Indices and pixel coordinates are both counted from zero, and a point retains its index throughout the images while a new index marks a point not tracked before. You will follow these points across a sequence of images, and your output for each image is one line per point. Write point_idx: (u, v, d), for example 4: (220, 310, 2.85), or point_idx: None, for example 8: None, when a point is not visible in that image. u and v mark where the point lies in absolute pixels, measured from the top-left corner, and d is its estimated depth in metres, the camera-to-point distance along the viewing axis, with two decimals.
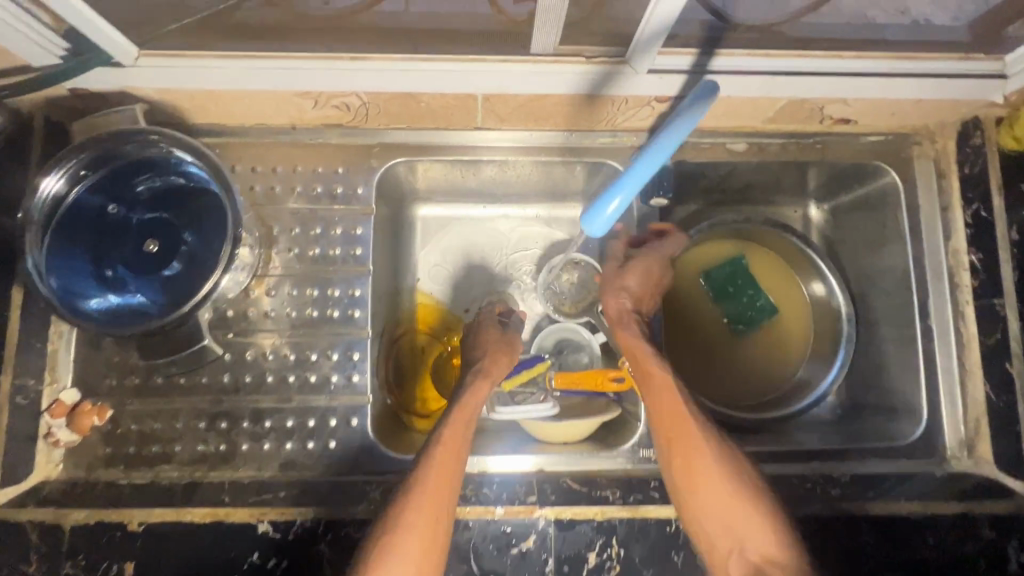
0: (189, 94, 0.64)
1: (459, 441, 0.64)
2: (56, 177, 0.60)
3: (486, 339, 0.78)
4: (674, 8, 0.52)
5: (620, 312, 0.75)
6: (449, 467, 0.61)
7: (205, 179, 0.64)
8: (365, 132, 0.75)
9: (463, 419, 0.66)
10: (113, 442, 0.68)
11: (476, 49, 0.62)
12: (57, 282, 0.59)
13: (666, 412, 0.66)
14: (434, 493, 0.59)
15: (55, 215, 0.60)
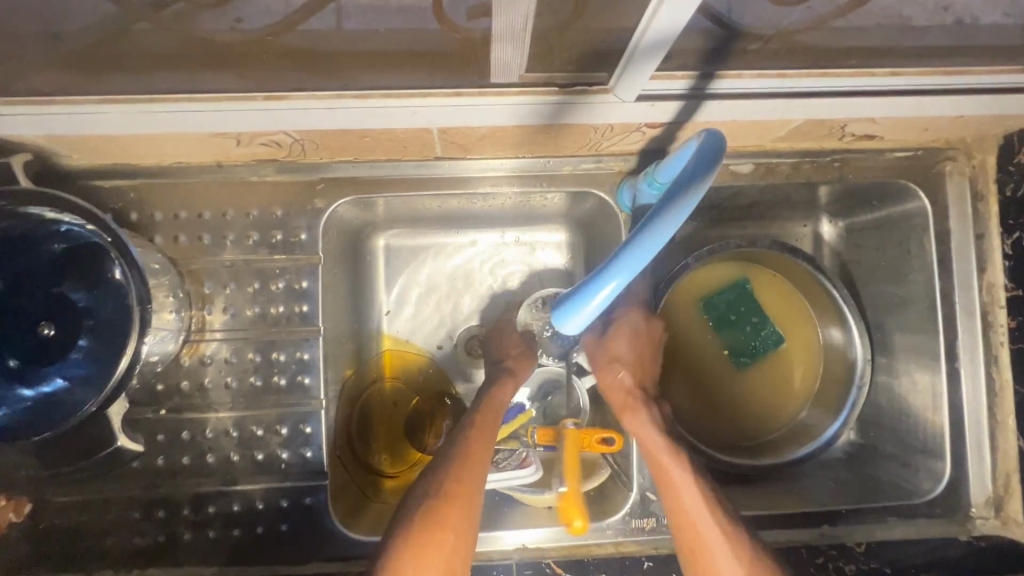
0: (83, 138, 0.54)
1: (481, 460, 0.58)
2: None
3: (508, 347, 0.70)
4: (673, 24, 0.41)
5: (622, 395, 0.63)
6: (470, 492, 0.56)
7: (88, 232, 0.53)
8: (306, 167, 0.64)
9: (483, 433, 0.60)
10: (36, 539, 0.60)
11: (424, 77, 0.50)
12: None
13: (680, 503, 0.57)
14: (455, 524, 0.54)
15: None
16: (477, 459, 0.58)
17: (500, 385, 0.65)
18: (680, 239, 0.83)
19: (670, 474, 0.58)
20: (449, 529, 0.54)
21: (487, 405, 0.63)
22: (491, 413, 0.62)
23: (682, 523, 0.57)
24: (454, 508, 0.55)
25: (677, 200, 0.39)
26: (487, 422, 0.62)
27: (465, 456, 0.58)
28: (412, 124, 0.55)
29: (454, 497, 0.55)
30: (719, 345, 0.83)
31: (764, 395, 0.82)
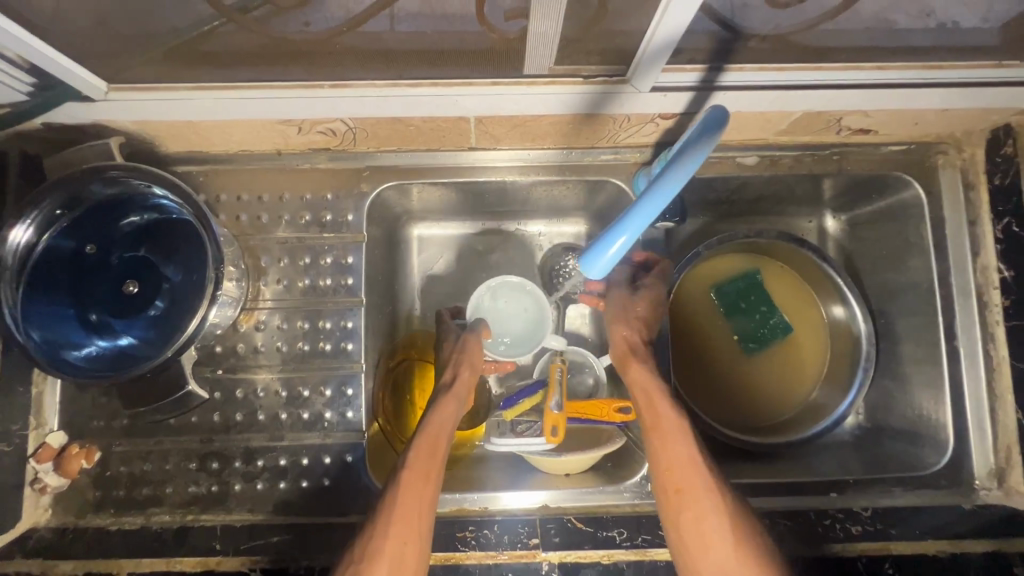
0: (169, 123, 0.62)
1: (419, 499, 0.58)
2: (23, 228, 0.56)
3: (452, 357, 0.72)
4: (675, 29, 0.49)
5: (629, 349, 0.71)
6: (412, 530, 0.57)
7: (180, 211, 0.62)
8: (354, 155, 0.72)
9: (421, 470, 0.60)
10: (102, 485, 0.66)
11: (467, 69, 0.58)
12: (39, 334, 0.56)
13: (676, 466, 0.61)
14: (393, 563, 0.55)
15: (26, 264, 0.57)
16: (417, 495, 0.59)
17: (436, 411, 0.66)
18: (690, 232, 0.88)
19: (662, 438, 0.63)
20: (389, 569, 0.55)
21: (427, 435, 0.63)
22: (429, 445, 0.62)
23: (676, 486, 0.61)
24: (391, 548, 0.56)
25: (687, 154, 0.45)
26: (428, 454, 0.62)
27: (400, 494, 0.58)
28: (452, 113, 0.63)
29: (390, 536, 0.56)
30: (729, 330, 0.88)
31: (774, 379, 0.87)
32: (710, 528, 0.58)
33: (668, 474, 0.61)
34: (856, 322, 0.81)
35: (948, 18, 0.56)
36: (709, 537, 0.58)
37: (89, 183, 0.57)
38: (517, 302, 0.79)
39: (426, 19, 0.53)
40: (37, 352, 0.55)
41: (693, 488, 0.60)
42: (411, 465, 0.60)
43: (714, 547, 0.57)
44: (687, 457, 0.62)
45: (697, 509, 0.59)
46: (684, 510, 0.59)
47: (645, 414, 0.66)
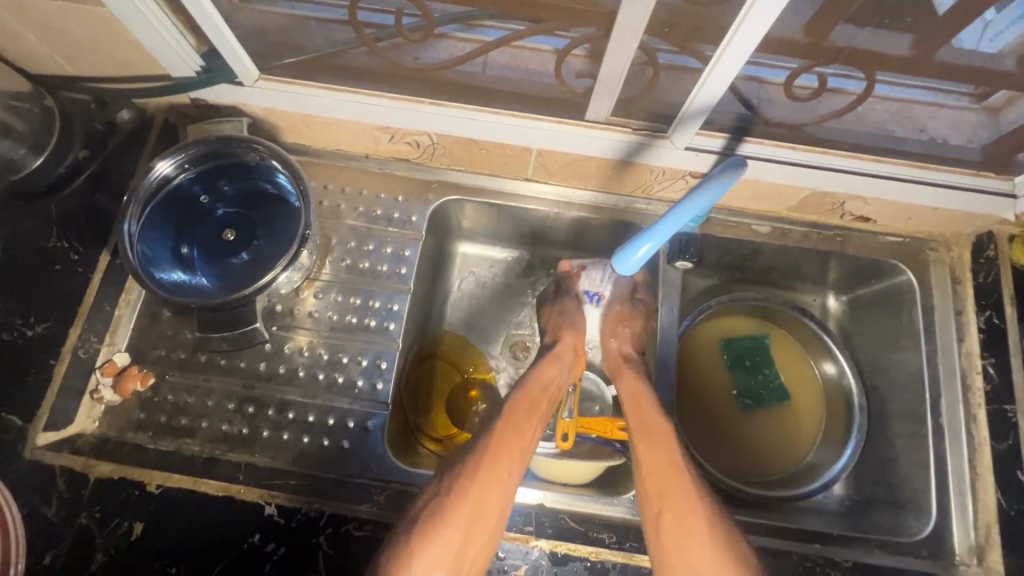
0: (289, 116, 0.76)
1: (513, 451, 0.66)
2: (167, 163, 0.70)
3: (557, 325, 0.81)
4: (715, 93, 0.62)
5: (619, 363, 0.79)
6: (498, 481, 0.63)
7: (288, 189, 0.73)
8: (427, 169, 0.85)
9: (519, 426, 0.68)
10: (147, 408, 0.72)
11: (539, 109, 0.72)
12: (142, 249, 0.68)
13: (653, 470, 0.67)
14: (477, 508, 0.61)
15: (157, 194, 0.70)
16: (510, 448, 0.66)
17: (541, 367, 0.75)
18: (704, 289, 0.97)
19: (657, 449, 0.69)
20: (470, 515, 0.61)
21: (526, 394, 0.72)
22: (529, 401, 0.71)
23: (652, 485, 0.66)
24: (477, 494, 0.62)
25: (704, 182, 0.57)
26: (528, 411, 0.70)
27: (498, 444, 0.66)
28: (519, 143, 0.75)
29: (481, 484, 0.63)
30: (730, 386, 0.94)
31: (771, 435, 0.91)
32: (680, 520, 0.63)
33: (647, 479, 0.67)
34: (848, 382, 0.89)
35: (937, 134, 0.74)
36: (685, 523, 0.63)
37: (226, 146, 0.71)
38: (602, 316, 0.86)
39: (511, 69, 0.74)
40: (137, 263, 0.66)
41: (672, 484, 0.66)
42: (511, 418, 0.69)
43: (687, 536, 0.62)
44: (665, 455, 0.68)
45: (674, 506, 0.64)
46: (667, 511, 0.64)
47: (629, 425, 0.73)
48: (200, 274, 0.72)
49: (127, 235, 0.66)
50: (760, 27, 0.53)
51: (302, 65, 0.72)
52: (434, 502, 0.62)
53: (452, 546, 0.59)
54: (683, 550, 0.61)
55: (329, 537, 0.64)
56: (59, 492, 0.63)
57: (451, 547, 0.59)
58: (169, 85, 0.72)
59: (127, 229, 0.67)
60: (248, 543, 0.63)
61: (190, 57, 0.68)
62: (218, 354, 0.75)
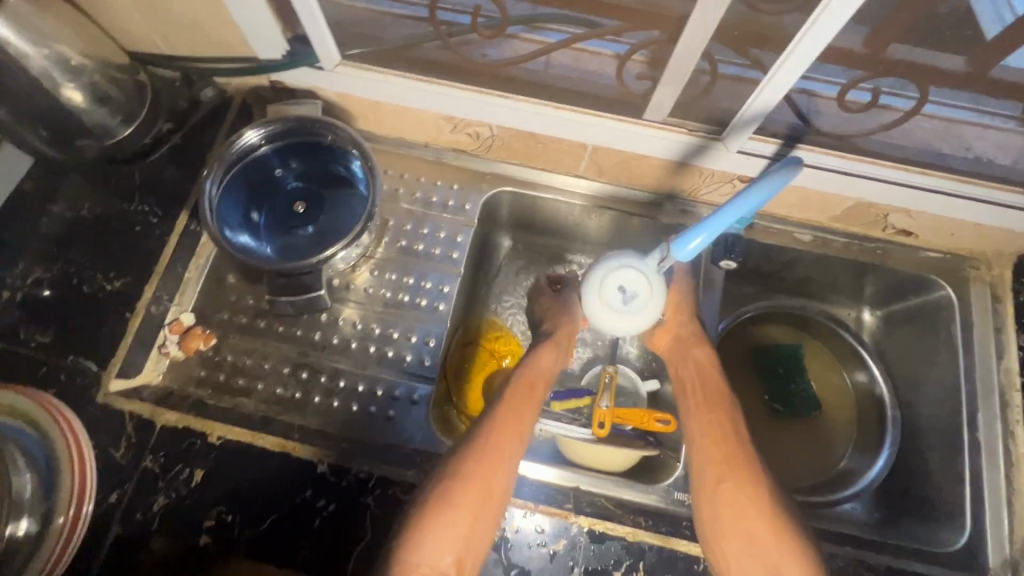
0: (360, 102, 0.80)
1: (512, 436, 0.68)
2: (256, 133, 0.75)
3: (551, 314, 0.84)
4: (771, 99, 0.65)
5: (679, 341, 0.79)
6: (500, 464, 0.65)
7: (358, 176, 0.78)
8: (483, 161, 0.89)
9: (517, 411, 0.70)
10: (208, 366, 0.76)
11: (598, 106, 0.75)
12: (218, 210, 0.73)
13: (716, 439, 0.70)
14: (483, 491, 0.63)
15: (241, 162, 0.75)
16: (510, 434, 0.68)
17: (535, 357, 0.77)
18: (740, 295, 0.99)
19: (720, 421, 0.71)
20: (476, 496, 0.63)
21: (522, 383, 0.74)
22: (526, 389, 0.73)
23: (714, 452, 0.69)
24: (482, 476, 0.64)
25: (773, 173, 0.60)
26: (523, 400, 0.72)
27: (500, 429, 0.68)
28: (575, 138, 0.79)
29: (484, 467, 0.64)
30: (763, 390, 0.95)
31: (804, 442, 0.92)
32: (736, 486, 0.66)
33: (711, 446, 0.70)
34: (880, 388, 0.91)
35: (983, 153, 0.76)
36: (743, 489, 0.66)
37: (306, 126, 0.75)
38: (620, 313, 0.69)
39: (572, 70, 0.78)
40: (213, 221, 0.71)
41: (731, 453, 0.69)
42: (510, 406, 0.71)
43: (744, 501, 0.66)
44: (725, 426, 0.71)
45: (735, 472, 0.68)
46: (726, 478, 0.67)
47: (688, 393, 0.75)
48: (267, 241, 0.76)
49: (206, 194, 0.71)
50: (824, 36, 0.55)
51: (377, 54, 0.76)
52: (451, 482, 0.63)
53: (461, 526, 0.61)
54: (737, 513, 0.65)
55: (376, 498, 0.67)
56: (128, 435, 0.67)
57: (461, 527, 0.61)
58: (253, 66, 0.77)
59: (207, 189, 0.71)
60: (301, 498, 0.66)
61: (278, 41, 0.73)
62: (277, 322, 0.79)
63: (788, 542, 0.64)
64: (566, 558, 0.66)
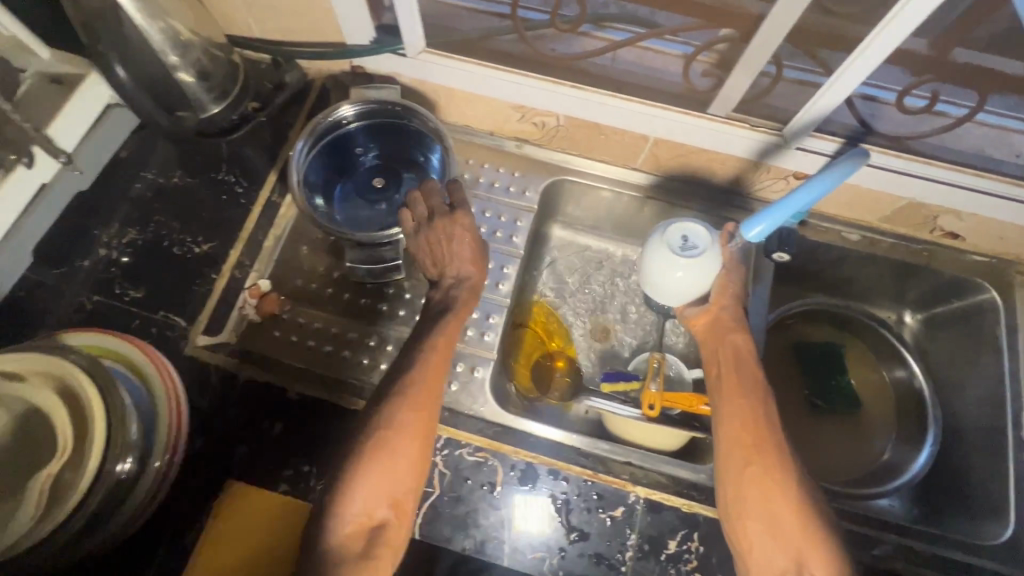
0: (435, 88, 0.85)
1: (432, 380, 0.66)
2: (349, 108, 0.80)
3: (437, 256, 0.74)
4: (839, 95, 0.68)
5: (715, 324, 0.77)
6: (424, 411, 0.64)
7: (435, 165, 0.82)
8: (544, 150, 0.93)
9: (439, 356, 0.67)
10: (283, 328, 0.79)
11: (664, 100, 0.79)
12: (302, 172, 0.78)
13: (745, 424, 0.69)
14: (406, 439, 0.62)
15: (328, 132, 0.80)
16: (430, 379, 0.66)
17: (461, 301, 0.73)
18: (784, 292, 1.02)
19: (749, 407, 0.70)
20: (400, 444, 0.62)
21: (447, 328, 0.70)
22: (450, 333, 0.70)
23: (743, 437, 0.68)
24: (404, 424, 0.62)
25: (841, 163, 0.62)
26: (445, 344, 0.69)
27: (422, 377, 0.65)
28: (639, 130, 0.82)
29: (404, 415, 0.63)
30: (805, 387, 0.96)
31: (845, 436, 0.94)
32: (766, 472, 0.66)
33: (740, 431, 0.69)
34: (920, 381, 0.92)
35: None
36: (771, 476, 0.66)
37: (395, 107, 0.80)
38: (677, 276, 0.74)
39: (638, 66, 0.82)
40: (297, 181, 0.76)
41: (762, 439, 0.68)
42: (435, 353, 0.68)
43: (770, 489, 0.65)
44: (757, 411, 0.70)
45: (763, 459, 0.67)
46: (753, 463, 0.67)
47: (722, 375, 0.74)
48: (339, 210, 0.81)
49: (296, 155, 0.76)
50: (906, 30, 0.59)
51: (456, 44, 0.81)
52: (382, 435, 0.62)
53: (387, 473, 0.61)
54: (765, 500, 0.65)
55: (444, 458, 0.72)
56: (212, 386, 0.73)
57: (387, 474, 0.61)
58: (338, 50, 0.81)
59: (296, 149, 0.76)
60: None
61: (366, 28, 0.78)
62: (347, 292, 0.83)
63: (813, 530, 0.63)
64: (624, 525, 0.69)
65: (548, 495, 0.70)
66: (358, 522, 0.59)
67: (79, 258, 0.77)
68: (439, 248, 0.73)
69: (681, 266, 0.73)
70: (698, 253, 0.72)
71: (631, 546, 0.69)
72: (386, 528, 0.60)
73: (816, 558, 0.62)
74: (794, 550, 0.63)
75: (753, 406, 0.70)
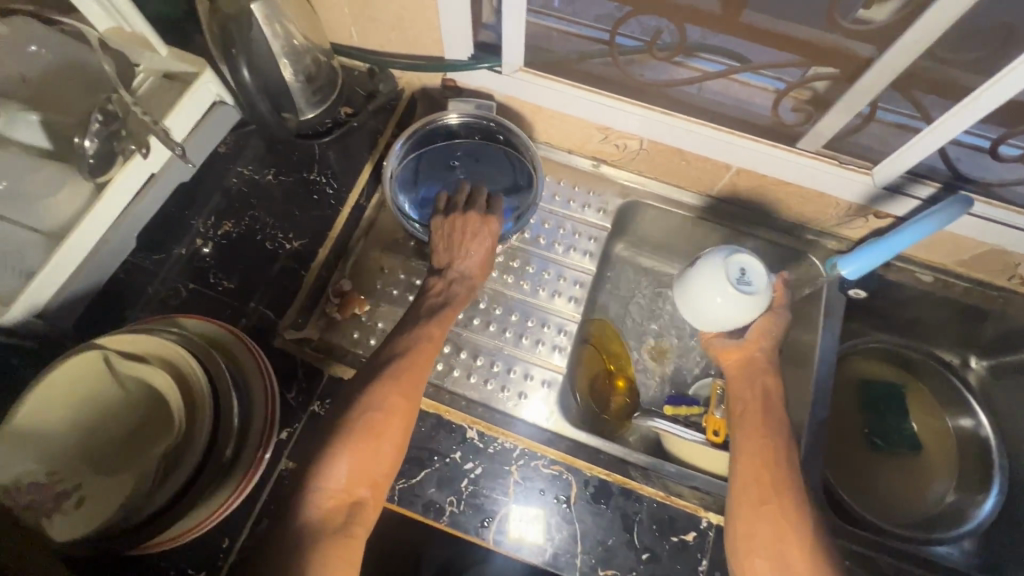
0: (522, 104, 0.87)
1: (422, 366, 0.69)
2: (452, 118, 0.87)
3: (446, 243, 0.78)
4: (938, 140, 0.68)
5: (749, 364, 0.79)
6: (414, 394, 0.66)
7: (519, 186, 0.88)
8: (620, 171, 0.94)
9: (433, 345, 0.71)
10: (361, 330, 0.82)
11: (752, 131, 0.80)
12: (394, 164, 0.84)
13: (766, 464, 0.69)
14: (393, 418, 0.64)
15: (426, 137, 0.87)
16: (420, 364, 0.69)
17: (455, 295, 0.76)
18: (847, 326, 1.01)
19: (771, 450, 0.71)
20: (388, 424, 0.64)
21: (441, 318, 0.74)
22: (444, 323, 0.73)
23: (757, 473, 0.69)
24: (393, 403, 0.65)
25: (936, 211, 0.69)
26: (434, 332, 0.72)
27: (416, 363, 0.69)
28: (723, 159, 0.83)
29: (393, 394, 0.65)
30: (865, 424, 0.95)
31: (903, 478, 0.93)
32: (777, 511, 0.66)
33: (761, 470, 0.69)
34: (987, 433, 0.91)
35: None
36: (781, 509, 0.66)
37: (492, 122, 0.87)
38: (713, 300, 0.75)
39: (725, 95, 0.82)
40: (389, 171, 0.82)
41: (777, 475, 0.69)
42: (429, 341, 0.71)
43: (780, 522, 0.65)
44: (778, 453, 0.70)
45: (778, 498, 0.67)
46: (768, 500, 0.66)
47: (747, 415, 0.75)
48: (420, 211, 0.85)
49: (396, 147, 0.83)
50: (1015, 83, 0.58)
51: (549, 64, 0.83)
52: (371, 416, 0.64)
53: (372, 451, 0.62)
54: (773, 535, 0.64)
55: (520, 468, 0.73)
56: (298, 380, 0.75)
57: (372, 452, 0.62)
58: (436, 64, 0.84)
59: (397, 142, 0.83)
60: (451, 458, 0.73)
61: (465, 42, 0.80)
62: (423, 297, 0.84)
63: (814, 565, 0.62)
64: (695, 550, 0.70)
65: (621, 513, 0.71)
66: (338, 497, 0.60)
67: (176, 245, 0.81)
68: (456, 233, 0.78)
69: (724, 294, 0.75)
70: (747, 290, 0.74)
71: (701, 570, 0.70)
72: (362, 506, 0.62)
73: None
74: None
75: (773, 449, 0.71)
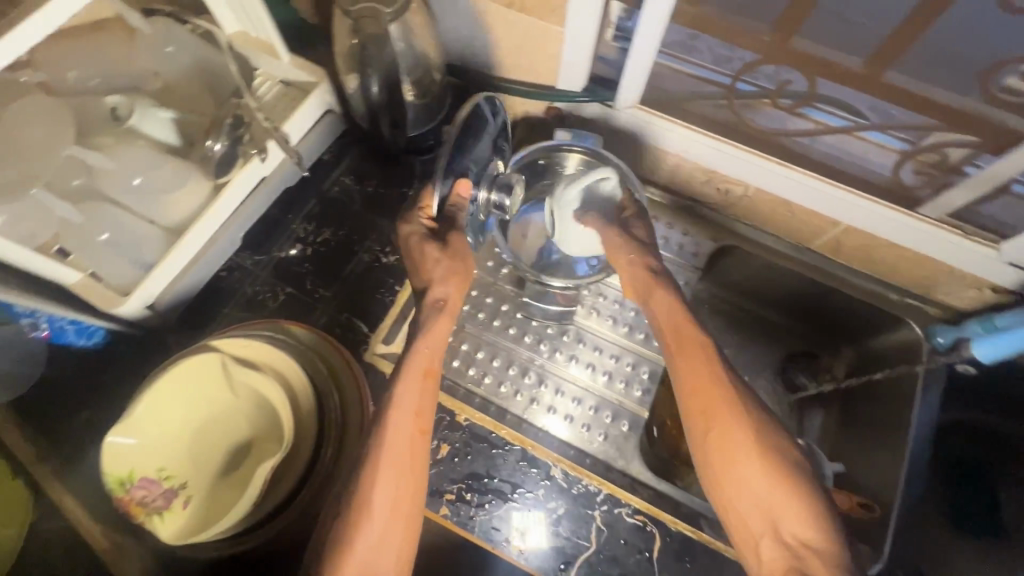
0: (626, 137, 0.86)
1: (414, 433, 0.60)
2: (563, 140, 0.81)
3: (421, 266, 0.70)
4: None
5: (661, 302, 0.72)
6: (411, 470, 0.59)
7: None
8: (717, 213, 0.92)
9: (418, 407, 0.62)
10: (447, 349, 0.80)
11: (870, 190, 0.77)
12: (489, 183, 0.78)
13: (698, 387, 0.67)
14: (394, 503, 0.58)
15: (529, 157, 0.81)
16: (408, 429, 0.60)
17: (431, 320, 0.67)
18: None
19: (698, 372, 0.67)
20: (387, 508, 0.57)
21: (419, 367, 0.63)
22: (424, 374, 0.64)
23: (695, 404, 0.67)
24: (389, 482, 0.58)
25: None
26: (420, 387, 0.63)
27: (401, 430, 0.60)
28: (834, 215, 0.80)
29: (384, 471, 0.58)
30: (948, 500, 0.88)
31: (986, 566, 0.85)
32: (730, 443, 0.64)
33: (695, 399, 0.67)
34: None
35: None
36: (734, 447, 0.64)
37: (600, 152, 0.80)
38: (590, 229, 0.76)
39: (844, 149, 0.79)
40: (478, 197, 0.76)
41: (713, 399, 0.66)
42: (408, 403, 0.61)
43: (734, 458, 0.64)
44: (706, 375, 0.67)
45: (721, 425, 0.65)
46: (716, 432, 0.65)
47: (668, 340, 0.71)
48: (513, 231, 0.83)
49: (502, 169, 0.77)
50: None
51: (663, 101, 0.82)
52: (367, 504, 0.57)
53: (378, 540, 0.56)
54: (739, 476, 0.64)
55: (604, 513, 0.71)
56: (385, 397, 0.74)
57: (378, 541, 0.56)
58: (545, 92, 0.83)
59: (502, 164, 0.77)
60: (533, 494, 0.71)
61: (582, 74, 0.79)
62: (510, 325, 0.82)
63: (794, 505, 0.62)
64: None
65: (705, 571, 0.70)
66: None
67: (276, 247, 0.83)
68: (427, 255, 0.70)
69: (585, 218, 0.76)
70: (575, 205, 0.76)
71: None
72: None
73: (796, 528, 0.61)
74: (775, 523, 0.62)
75: (705, 370, 0.67)
